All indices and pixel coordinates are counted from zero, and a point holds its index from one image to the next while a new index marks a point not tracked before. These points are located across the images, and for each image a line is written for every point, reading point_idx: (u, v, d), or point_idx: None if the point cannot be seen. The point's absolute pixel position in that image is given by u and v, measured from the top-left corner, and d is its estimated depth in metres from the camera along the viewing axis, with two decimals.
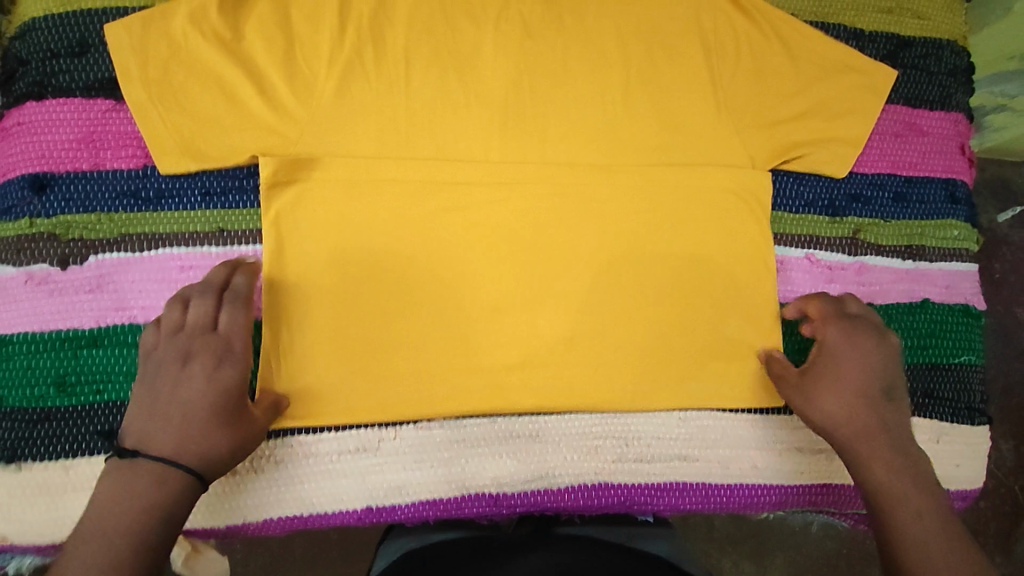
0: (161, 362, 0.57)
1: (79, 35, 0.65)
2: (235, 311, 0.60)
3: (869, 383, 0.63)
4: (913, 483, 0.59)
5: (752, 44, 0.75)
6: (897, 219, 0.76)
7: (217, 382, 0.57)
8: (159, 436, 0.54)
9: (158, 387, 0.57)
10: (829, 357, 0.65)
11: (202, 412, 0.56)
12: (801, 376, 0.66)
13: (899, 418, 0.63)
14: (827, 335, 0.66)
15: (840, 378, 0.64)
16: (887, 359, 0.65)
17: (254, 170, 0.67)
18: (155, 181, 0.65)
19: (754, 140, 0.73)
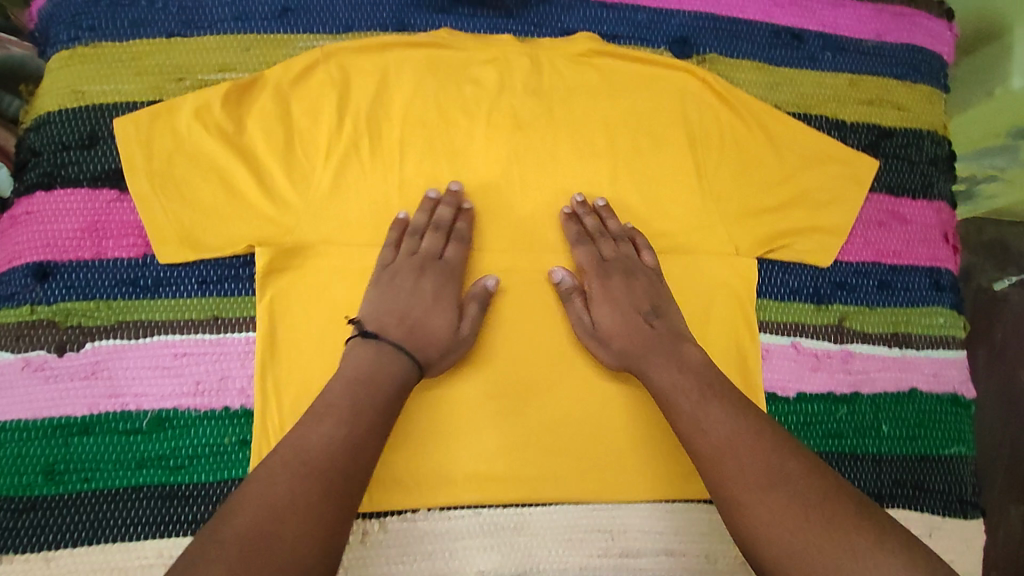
0: (396, 272, 0.67)
1: (89, 128, 0.68)
2: (457, 246, 0.69)
3: (636, 304, 0.68)
4: (691, 378, 0.63)
5: (736, 136, 0.78)
6: (883, 307, 0.77)
7: (439, 298, 0.67)
8: (394, 329, 0.64)
9: (393, 288, 0.66)
10: (605, 302, 0.69)
11: (428, 318, 0.66)
12: (591, 319, 0.69)
13: (666, 326, 0.68)
14: (592, 287, 0.70)
15: (623, 317, 0.68)
16: (649, 279, 0.70)
17: (251, 259, 0.69)
18: (154, 269, 0.67)
19: (738, 230, 0.75)
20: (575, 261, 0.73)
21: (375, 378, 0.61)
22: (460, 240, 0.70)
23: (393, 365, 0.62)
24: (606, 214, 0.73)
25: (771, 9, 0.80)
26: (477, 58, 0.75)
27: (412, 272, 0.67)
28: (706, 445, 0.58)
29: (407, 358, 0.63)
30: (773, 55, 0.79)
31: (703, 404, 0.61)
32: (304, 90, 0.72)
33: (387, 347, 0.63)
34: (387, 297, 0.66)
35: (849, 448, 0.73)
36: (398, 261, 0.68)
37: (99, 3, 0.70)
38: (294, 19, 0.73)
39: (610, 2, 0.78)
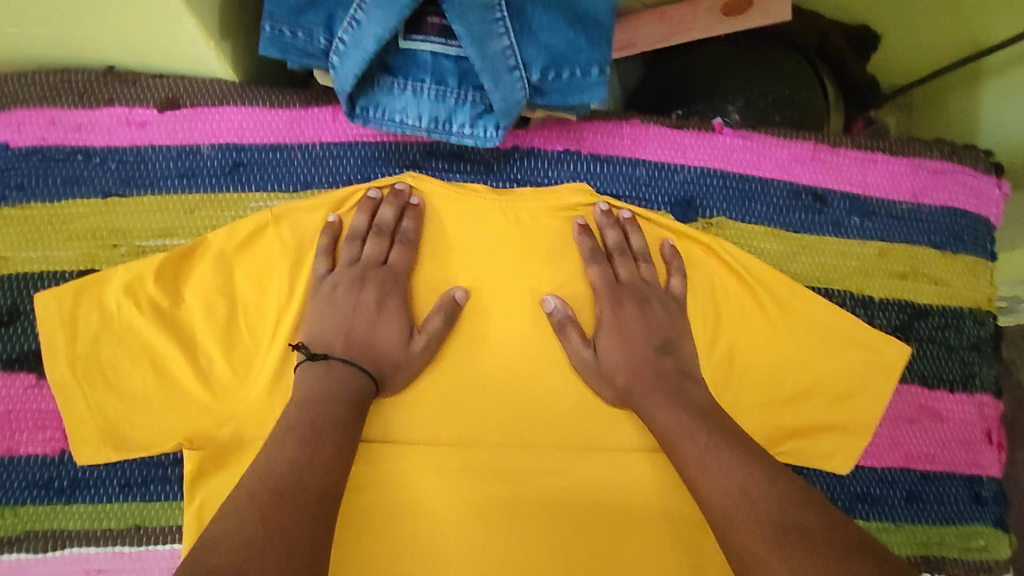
0: (338, 285, 0.63)
1: (10, 302, 0.62)
2: (403, 252, 0.64)
3: (647, 336, 0.63)
4: (696, 418, 0.57)
5: (745, 311, 0.68)
6: (913, 523, 0.67)
7: (387, 311, 0.63)
8: (340, 348, 0.60)
9: (333, 306, 0.62)
10: (610, 329, 0.63)
11: (377, 332, 0.62)
12: (588, 345, 0.63)
13: (675, 362, 0.62)
14: (601, 311, 0.64)
15: (623, 346, 0.62)
16: (663, 306, 0.64)
17: (180, 456, 0.61)
18: (72, 469, 0.60)
19: (742, 426, 0.66)
20: (584, 282, 0.66)
21: (324, 404, 0.57)
22: (409, 245, 0.64)
23: (337, 385, 0.59)
24: (631, 228, 0.66)
25: (791, 165, 0.70)
26: (451, 219, 0.66)
27: (353, 286, 0.62)
28: (710, 494, 0.51)
29: (365, 376, 0.60)
30: (791, 220, 0.70)
31: (706, 450, 0.54)
32: (254, 257, 0.64)
33: (338, 368, 0.59)
34: (324, 318, 0.62)
35: None
36: (342, 269, 0.63)
37: (31, 157, 0.65)
38: (247, 176, 0.66)
39: (605, 154, 0.69)
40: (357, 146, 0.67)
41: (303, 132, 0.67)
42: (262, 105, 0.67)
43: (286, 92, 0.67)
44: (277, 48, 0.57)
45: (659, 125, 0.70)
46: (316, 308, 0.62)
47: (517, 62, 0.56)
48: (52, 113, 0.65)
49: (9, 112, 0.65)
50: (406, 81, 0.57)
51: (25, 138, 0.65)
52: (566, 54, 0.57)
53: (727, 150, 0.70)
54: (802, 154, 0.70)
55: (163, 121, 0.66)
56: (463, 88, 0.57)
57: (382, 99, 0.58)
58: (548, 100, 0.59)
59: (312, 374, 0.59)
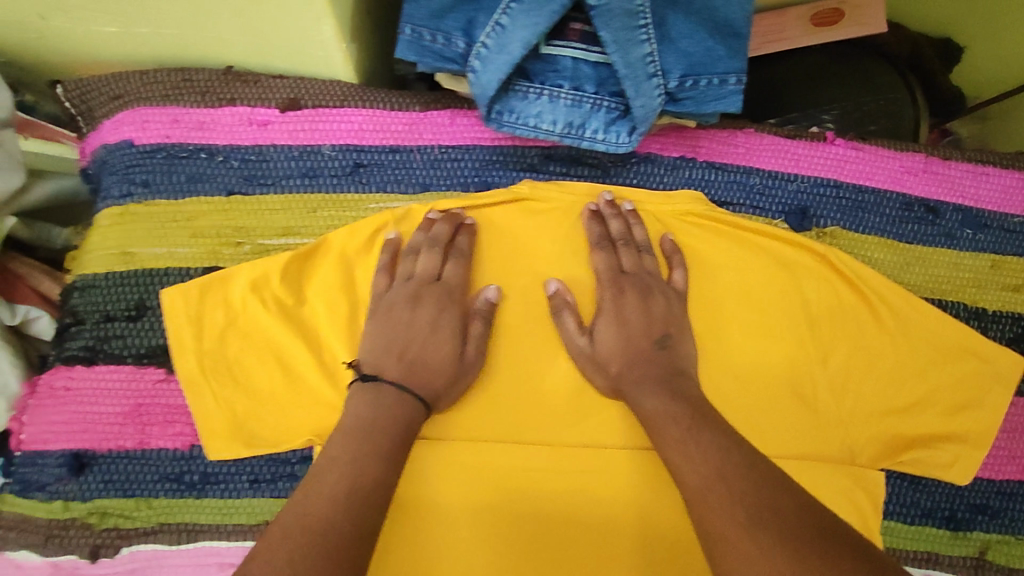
0: (395, 304, 0.61)
1: (136, 297, 0.63)
2: (456, 264, 0.63)
3: (648, 330, 0.60)
4: (687, 406, 0.56)
5: (858, 320, 0.68)
6: None
7: (444, 329, 0.60)
8: (388, 369, 0.58)
9: (390, 322, 0.60)
10: (609, 321, 0.61)
11: (425, 351, 0.59)
12: (590, 341, 0.62)
13: (670, 357, 0.60)
14: (602, 300, 0.62)
15: (620, 337, 0.61)
16: (666, 297, 0.62)
17: (307, 453, 0.61)
18: (201, 464, 0.61)
19: (859, 435, 0.65)
20: (588, 266, 0.65)
21: (381, 426, 0.54)
22: (463, 257, 0.63)
23: (390, 407, 0.55)
24: (633, 220, 0.65)
25: (903, 176, 0.71)
26: (568, 222, 0.67)
27: (408, 302, 0.61)
28: (690, 473, 0.51)
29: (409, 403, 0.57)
30: (904, 231, 0.70)
31: (686, 438, 0.53)
32: (375, 256, 0.64)
33: (384, 391, 0.56)
34: (376, 332, 0.60)
35: None
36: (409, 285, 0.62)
37: (155, 155, 0.65)
38: (367, 177, 0.66)
39: (719, 163, 0.70)
40: (475, 149, 0.68)
41: (421, 134, 0.68)
42: (382, 107, 0.67)
43: (406, 95, 0.68)
44: (413, 51, 0.57)
45: (772, 135, 0.71)
46: (369, 324, 0.60)
47: (656, 68, 0.56)
48: (175, 111, 0.66)
49: (134, 111, 0.66)
50: (543, 86, 0.57)
51: (149, 136, 0.66)
52: (703, 62, 0.57)
53: (840, 160, 0.71)
54: (914, 166, 0.71)
55: (283, 122, 0.66)
56: (600, 94, 0.58)
57: (516, 104, 0.58)
58: (680, 108, 0.59)
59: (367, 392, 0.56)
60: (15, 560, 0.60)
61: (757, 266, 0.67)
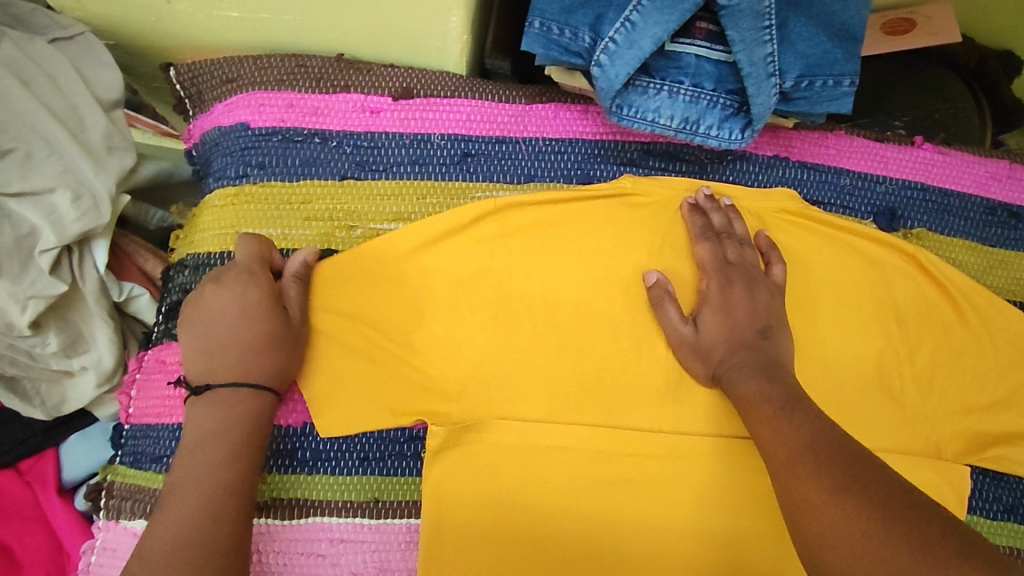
0: (198, 300, 0.59)
1: None
2: (248, 246, 0.60)
3: (753, 320, 0.61)
4: (782, 389, 0.56)
5: (943, 319, 0.70)
6: None
7: (251, 304, 0.57)
8: (224, 369, 0.56)
9: (201, 321, 0.58)
10: (715, 310, 0.62)
11: (239, 336, 0.56)
12: (694, 331, 0.62)
13: (776, 347, 0.61)
14: (708, 291, 0.63)
15: (726, 328, 0.61)
16: (769, 290, 0.64)
17: (416, 432, 0.62)
18: (313, 440, 0.61)
19: (945, 430, 0.67)
20: (692, 259, 0.67)
21: (229, 430, 0.54)
22: (252, 239, 0.61)
23: (215, 411, 0.55)
24: (733, 215, 0.67)
25: (985, 182, 0.73)
26: (667, 214, 0.68)
27: (198, 295, 0.59)
28: (781, 448, 0.52)
29: (260, 398, 0.56)
30: (987, 235, 0.72)
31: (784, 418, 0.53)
32: (481, 241, 0.66)
33: (221, 392, 0.55)
34: (191, 332, 0.58)
35: None
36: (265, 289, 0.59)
37: (271, 138, 0.67)
38: (475, 166, 0.68)
39: (811, 162, 0.72)
40: (577, 143, 0.70)
41: (526, 126, 0.69)
42: (490, 99, 0.69)
43: (513, 88, 0.70)
44: (541, 44, 0.59)
45: (860, 137, 0.73)
46: (188, 326, 0.58)
47: (775, 68, 0.58)
48: (290, 96, 0.67)
49: (249, 94, 0.68)
50: (664, 82, 0.59)
51: (265, 120, 0.67)
52: (820, 63, 0.59)
53: (926, 164, 0.73)
54: (996, 173, 0.73)
55: (395, 110, 0.68)
56: (717, 92, 0.60)
57: (635, 98, 0.60)
58: (792, 107, 0.62)
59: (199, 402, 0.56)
60: (133, 529, 0.61)
61: (848, 263, 0.70)
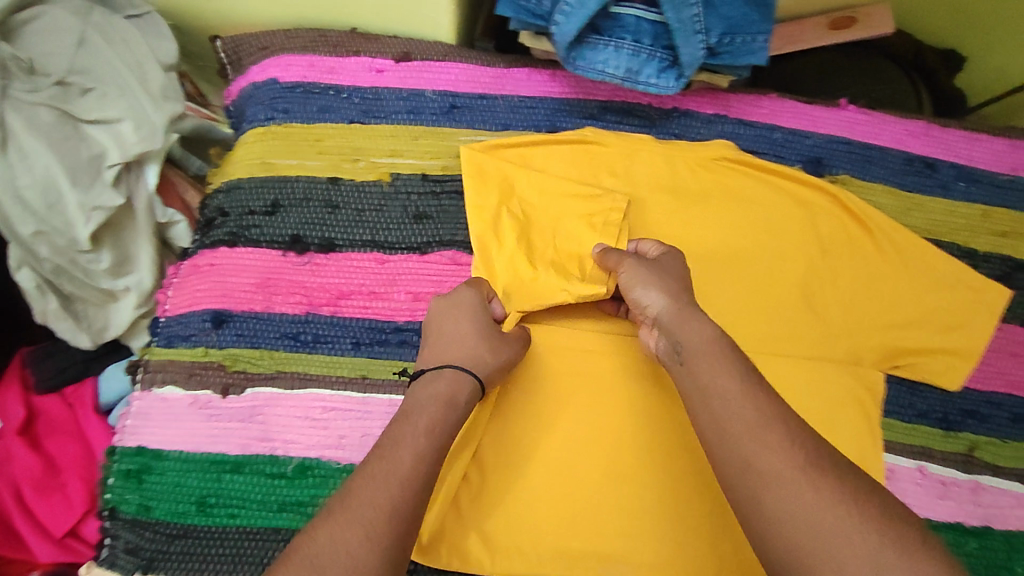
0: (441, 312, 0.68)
1: (271, 197, 0.77)
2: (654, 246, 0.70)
3: (453, 336, 0.66)
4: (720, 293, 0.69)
5: (864, 250, 0.79)
6: (1019, 441, 0.75)
7: (473, 306, 0.68)
8: (457, 359, 0.64)
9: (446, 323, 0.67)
10: (445, 333, 0.66)
11: (460, 331, 0.66)
12: (454, 331, 0.66)
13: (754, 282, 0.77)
14: (448, 307, 0.68)
15: (455, 339, 0.65)
16: (462, 317, 0.67)
17: (401, 325, 0.73)
18: (315, 327, 0.73)
19: (864, 343, 0.76)
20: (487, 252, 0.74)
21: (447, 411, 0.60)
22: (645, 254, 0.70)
23: (450, 390, 0.62)
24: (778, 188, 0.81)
25: (905, 138, 0.84)
26: (621, 158, 0.80)
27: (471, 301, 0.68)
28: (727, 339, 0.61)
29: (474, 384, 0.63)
30: (905, 181, 0.83)
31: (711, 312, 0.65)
32: (565, 188, 0.76)
33: (447, 375, 0.62)
34: (448, 328, 0.66)
35: None
36: (630, 272, 0.66)
37: (294, 90, 0.81)
38: (460, 116, 0.81)
39: (748, 120, 0.84)
40: (547, 100, 0.83)
41: (504, 87, 0.82)
42: (474, 62, 0.82)
43: (494, 55, 0.84)
44: (511, 8, 0.73)
45: (792, 100, 0.85)
46: (440, 317, 0.68)
47: (701, 27, 0.70)
48: (311, 58, 0.82)
49: (279, 57, 0.82)
50: (610, 39, 0.73)
51: (291, 76, 0.82)
52: (740, 24, 0.71)
53: (851, 123, 0.84)
54: (914, 130, 0.84)
55: (396, 69, 0.82)
56: (654, 47, 0.72)
57: (588, 53, 0.73)
58: (719, 61, 0.74)
59: (441, 380, 0.62)
60: (162, 394, 0.72)
61: (783, 199, 0.80)
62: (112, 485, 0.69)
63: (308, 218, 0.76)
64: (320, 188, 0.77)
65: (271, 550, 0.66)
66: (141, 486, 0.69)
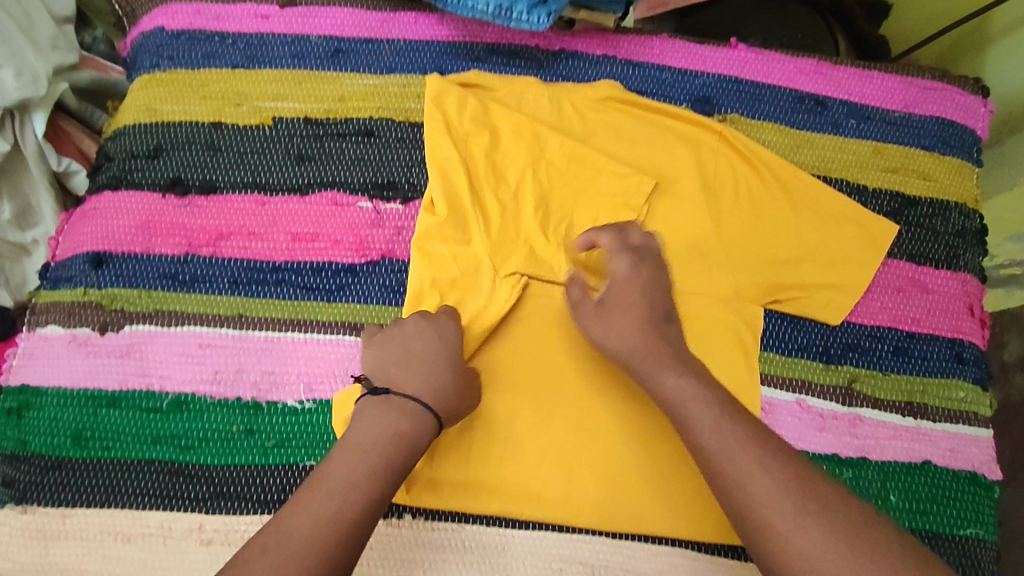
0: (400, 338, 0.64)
1: (155, 141, 0.77)
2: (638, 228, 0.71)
3: (421, 364, 0.62)
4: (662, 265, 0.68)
5: (750, 186, 0.79)
6: (898, 373, 0.76)
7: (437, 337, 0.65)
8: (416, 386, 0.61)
9: (406, 349, 0.63)
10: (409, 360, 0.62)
11: (425, 359, 0.63)
12: (413, 359, 0.63)
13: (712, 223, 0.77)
14: (410, 333, 0.64)
15: (417, 367, 0.62)
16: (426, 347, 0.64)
17: (278, 264, 0.74)
18: (193, 266, 0.73)
19: (746, 278, 0.76)
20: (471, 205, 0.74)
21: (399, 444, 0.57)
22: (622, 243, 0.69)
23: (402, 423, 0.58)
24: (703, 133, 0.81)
25: (796, 76, 0.85)
26: (504, 98, 0.80)
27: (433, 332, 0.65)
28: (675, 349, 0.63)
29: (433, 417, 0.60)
30: (796, 119, 0.83)
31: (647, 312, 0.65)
32: (503, 137, 0.78)
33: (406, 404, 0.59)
34: (411, 354, 0.63)
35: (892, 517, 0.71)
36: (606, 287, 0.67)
37: (180, 38, 0.82)
38: (345, 60, 0.81)
39: (636, 61, 0.84)
40: (434, 43, 0.83)
41: (391, 31, 0.83)
42: (360, 7, 0.83)
43: None
44: None
45: (683, 41, 0.85)
46: (404, 344, 0.64)
47: None
48: (199, 6, 0.83)
49: (167, 5, 0.83)
50: None
51: (177, 24, 0.82)
52: None
53: (740, 62, 0.85)
54: (805, 68, 0.85)
55: (282, 16, 0.82)
56: None
57: None
58: None
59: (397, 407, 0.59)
60: (43, 334, 0.73)
61: (669, 138, 0.80)
62: None
63: (190, 161, 0.77)
64: (203, 132, 0.78)
65: (143, 481, 0.68)
66: (19, 422, 0.70)
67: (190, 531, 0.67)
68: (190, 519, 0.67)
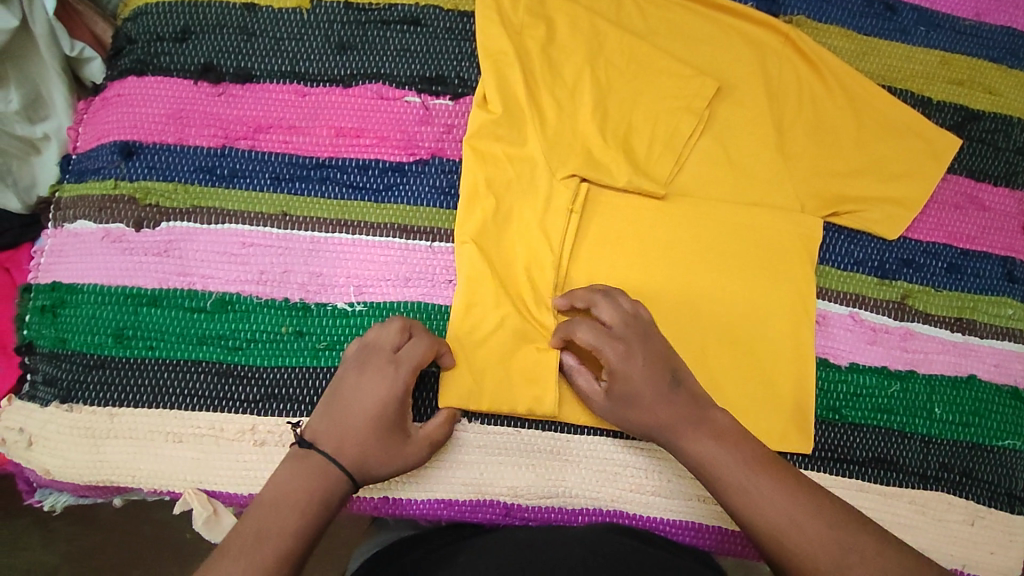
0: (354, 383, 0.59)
1: (183, 22, 0.71)
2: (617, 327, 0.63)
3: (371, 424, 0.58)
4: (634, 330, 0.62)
5: (815, 93, 0.76)
6: (949, 290, 0.75)
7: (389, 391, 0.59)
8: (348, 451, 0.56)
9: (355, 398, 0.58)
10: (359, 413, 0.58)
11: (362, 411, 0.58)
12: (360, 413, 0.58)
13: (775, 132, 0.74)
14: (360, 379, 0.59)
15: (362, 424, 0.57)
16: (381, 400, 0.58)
17: (321, 161, 0.70)
18: (232, 160, 0.69)
19: (807, 189, 0.74)
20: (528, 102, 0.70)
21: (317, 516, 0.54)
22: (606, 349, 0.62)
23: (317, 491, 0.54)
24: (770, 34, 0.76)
25: None
26: None
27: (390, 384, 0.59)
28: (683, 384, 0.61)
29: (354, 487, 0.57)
30: (864, 24, 0.79)
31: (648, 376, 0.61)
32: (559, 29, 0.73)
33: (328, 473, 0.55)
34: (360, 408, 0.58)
35: (934, 428, 0.72)
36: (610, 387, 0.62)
37: None
38: None
39: None
40: None
41: None
42: None
43: None
44: None
45: None
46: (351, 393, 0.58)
47: None
48: None
49: None
50: None
51: None
52: None
53: None
54: None
55: None
56: None
57: None
58: None
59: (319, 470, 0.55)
60: (73, 229, 0.68)
61: (734, 39, 0.76)
62: (27, 321, 0.67)
63: (222, 45, 0.71)
64: (234, 14, 0.71)
65: (189, 382, 0.66)
66: (55, 321, 0.67)
67: (243, 430, 0.66)
68: (242, 418, 0.66)
